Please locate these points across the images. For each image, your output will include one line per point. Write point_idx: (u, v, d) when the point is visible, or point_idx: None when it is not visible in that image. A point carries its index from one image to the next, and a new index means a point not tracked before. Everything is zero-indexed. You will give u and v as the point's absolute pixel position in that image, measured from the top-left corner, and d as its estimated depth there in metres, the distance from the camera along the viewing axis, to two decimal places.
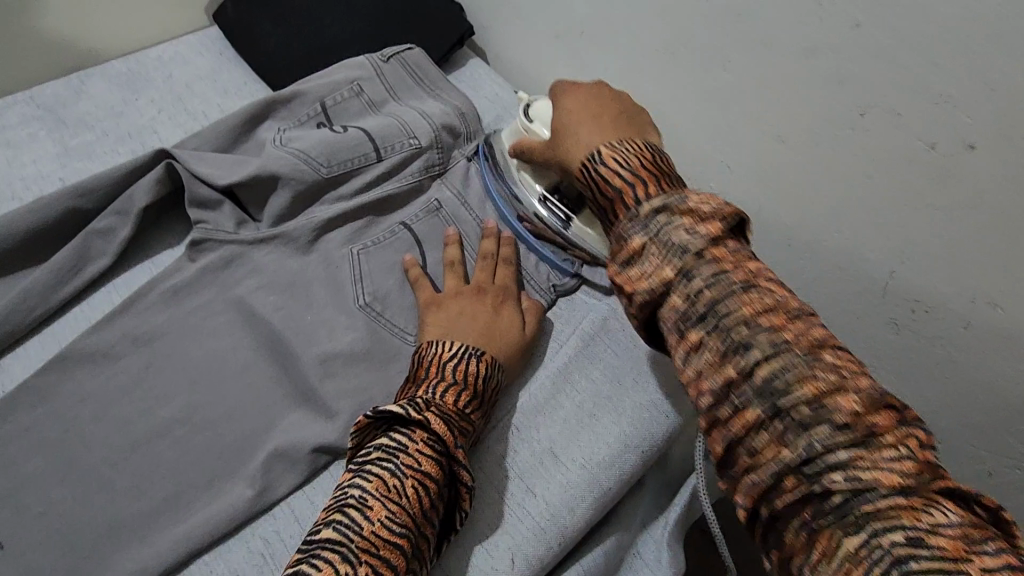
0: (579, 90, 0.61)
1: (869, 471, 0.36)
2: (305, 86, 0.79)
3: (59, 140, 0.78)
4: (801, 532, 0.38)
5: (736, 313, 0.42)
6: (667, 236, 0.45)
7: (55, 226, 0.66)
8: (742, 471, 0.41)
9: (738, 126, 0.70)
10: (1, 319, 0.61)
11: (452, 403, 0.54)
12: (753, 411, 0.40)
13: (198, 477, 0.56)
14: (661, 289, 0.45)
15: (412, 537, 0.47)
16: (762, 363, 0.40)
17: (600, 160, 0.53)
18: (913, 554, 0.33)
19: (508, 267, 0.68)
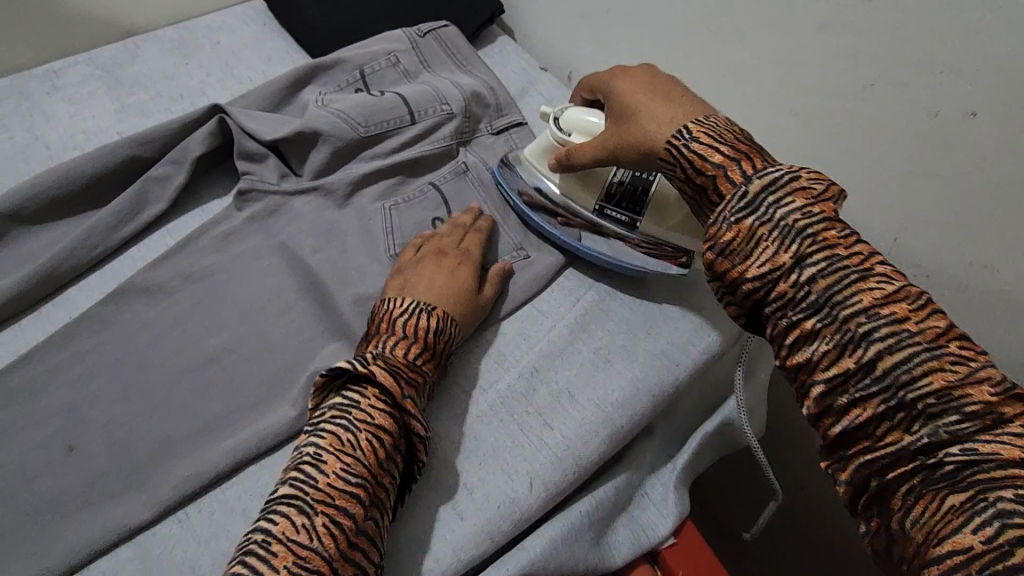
0: (632, 76, 0.62)
1: (992, 446, 0.38)
2: (347, 54, 0.84)
3: (116, 98, 0.84)
4: (877, 452, 0.42)
5: (853, 301, 0.43)
6: (778, 220, 0.45)
7: (116, 171, 0.72)
8: (856, 449, 0.43)
9: (754, 100, 0.74)
10: (68, 253, 0.67)
11: (402, 356, 0.58)
12: (826, 343, 0.43)
13: (245, 398, 0.62)
14: (771, 273, 0.45)
15: (368, 487, 0.49)
16: (837, 297, 0.43)
17: (692, 136, 0.52)
18: (1015, 509, 0.35)
19: (476, 236, 0.71)
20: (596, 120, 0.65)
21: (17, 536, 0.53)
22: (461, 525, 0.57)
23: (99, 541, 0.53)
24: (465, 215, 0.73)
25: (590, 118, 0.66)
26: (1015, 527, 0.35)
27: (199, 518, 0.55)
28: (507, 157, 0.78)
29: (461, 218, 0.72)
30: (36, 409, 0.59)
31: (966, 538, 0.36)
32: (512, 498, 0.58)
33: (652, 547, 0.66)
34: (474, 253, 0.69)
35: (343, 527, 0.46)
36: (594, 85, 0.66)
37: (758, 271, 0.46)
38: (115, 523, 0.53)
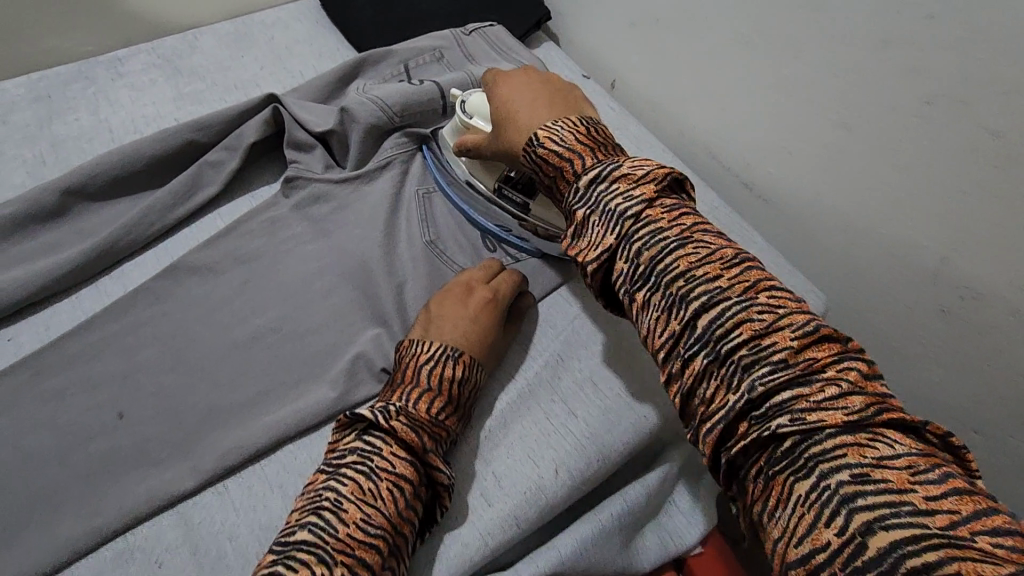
0: (511, 79, 0.63)
1: (816, 413, 0.37)
2: (395, 48, 0.87)
3: (174, 85, 0.88)
4: (714, 423, 0.41)
5: (672, 268, 0.44)
6: (604, 202, 0.48)
7: (174, 155, 0.75)
8: (698, 421, 0.42)
9: (804, 111, 0.73)
10: (126, 230, 0.70)
11: (425, 410, 0.56)
12: (656, 312, 0.45)
13: (287, 376, 0.64)
14: (607, 253, 0.47)
15: (388, 538, 0.49)
16: (660, 265, 0.45)
17: (539, 142, 0.53)
18: (860, 492, 0.34)
19: (510, 278, 0.69)
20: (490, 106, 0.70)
21: (69, 494, 0.55)
22: (488, 513, 0.58)
23: (143, 505, 0.55)
24: (490, 260, 0.71)
25: (488, 107, 0.69)
26: (861, 512, 0.33)
27: (238, 491, 0.57)
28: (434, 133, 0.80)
29: (489, 261, 0.70)
30: (91, 376, 0.62)
31: (823, 533, 0.34)
32: (538, 486, 0.59)
33: (678, 553, 0.66)
34: (501, 291, 0.67)
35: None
36: (484, 78, 0.66)
37: (594, 253, 0.48)
38: (161, 489, 0.55)
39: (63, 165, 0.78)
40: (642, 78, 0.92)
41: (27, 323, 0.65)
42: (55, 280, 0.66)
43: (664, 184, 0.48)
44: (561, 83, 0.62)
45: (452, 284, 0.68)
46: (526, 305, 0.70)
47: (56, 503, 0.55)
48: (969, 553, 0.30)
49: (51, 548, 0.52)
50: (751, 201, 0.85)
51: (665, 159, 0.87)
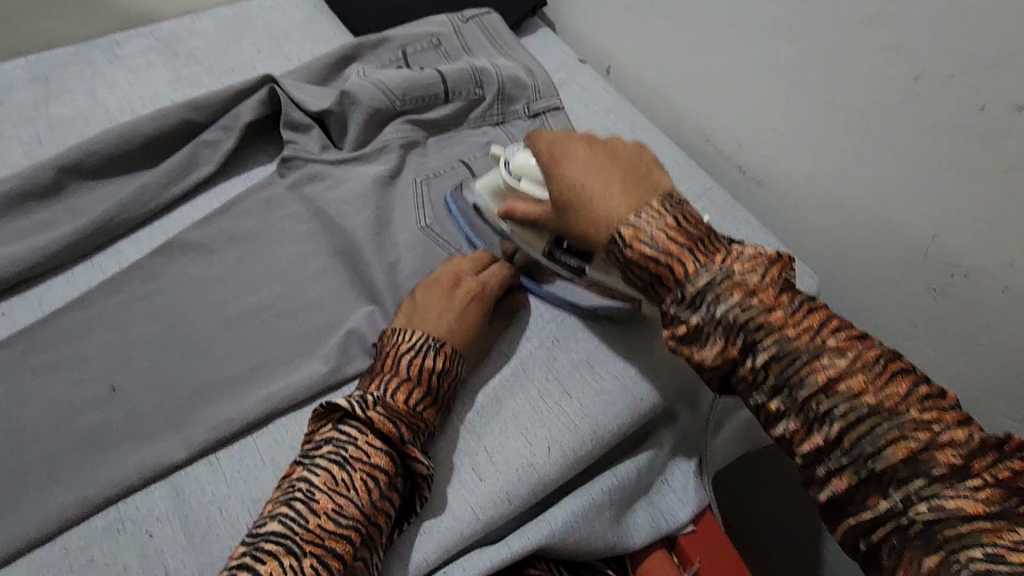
0: (569, 153, 0.57)
1: (955, 502, 0.40)
2: (392, 33, 0.87)
3: (171, 68, 0.88)
4: (858, 517, 0.43)
5: (810, 381, 0.45)
6: (721, 315, 0.47)
7: (170, 134, 0.75)
8: (841, 521, 0.44)
9: (796, 92, 0.73)
10: (122, 207, 0.70)
11: (403, 401, 0.56)
12: (792, 422, 0.45)
13: (279, 353, 0.64)
14: (729, 363, 0.48)
15: (361, 528, 0.50)
16: (794, 376, 0.45)
17: (625, 244, 0.51)
18: (989, 568, 0.37)
19: (500, 270, 0.67)
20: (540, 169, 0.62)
21: (61, 465, 0.55)
22: (480, 487, 0.58)
23: (135, 476, 0.55)
24: (481, 249, 0.70)
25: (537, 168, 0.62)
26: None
27: (229, 464, 0.57)
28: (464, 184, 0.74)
29: (481, 250, 0.69)
30: (84, 350, 0.62)
31: None
32: (529, 462, 0.59)
33: (670, 532, 0.65)
34: (489, 283, 0.66)
35: (333, 567, 0.47)
36: (535, 141, 0.60)
37: (716, 362, 0.48)
38: (153, 460, 0.55)
39: (59, 145, 0.78)
40: (637, 64, 0.92)
41: (21, 298, 0.65)
42: (49, 256, 0.66)
43: (782, 284, 0.49)
44: (626, 156, 0.57)
45: (441, 270, 0.67)
46: (516, 295, 0.69)
47: (47, 475, 0.55)
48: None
49: (42, 518, 0.52)
50: (746, 186, 0.85)
51: (661, 144, 0.87)
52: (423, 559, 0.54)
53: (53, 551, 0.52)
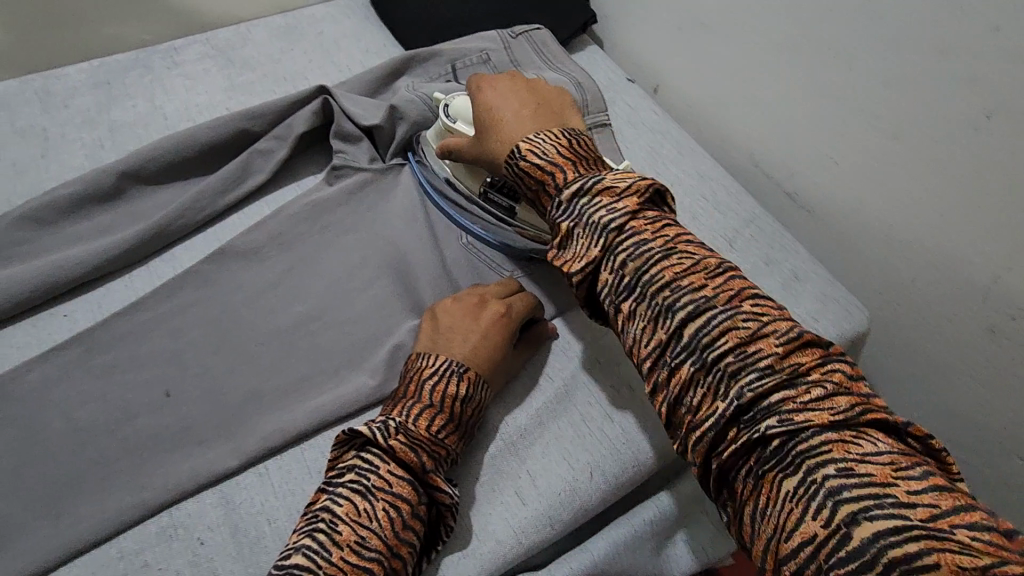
0: (498, 85, 0.66)
1: (802, 414, 0.42)
2: (443, 47, 0.88)
3: (227, 75, 0.90)
4: (702, 428, 0.46)
5: (658, 278, 0.50)
6: (587, 216, 0.53)
7: (227, 142, 0.77)
8: (688, 424, 0.47)
9: (854, 122, 0.72)
10: (180, 214, 0.72)
11: (425, 427, 0.55)
12: (642, 322, 0.50)
13: (327, 364, 0.65)
14: (591, 266, 0.53)
15: (384, 559, 0.49)
16: (644, 276, 0.51)
17: (520, 155, 0.59)
18: (845, 485, 0.38)
19: (524, 297, 0.66)
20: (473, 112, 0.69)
21: (117, 466, 0.57)
22: (523, 511, 0.58)
23: (188, 481, 0.56)
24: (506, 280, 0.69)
25: (470, 108, 0.70)
26: (846, 503, 0.38)
27: (278, 473, 0.58)
28: (415, 139, 0.79)
29: (506, 280, 0.69)
30: (141, 355, 0.63)
31: (811, 527, 0.39)
32: (571, 488, 0.59)
33: (710, 564, 0.64)
34: (514, 308, 0.64)
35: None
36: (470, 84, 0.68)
37: (580, 266, 0.53)
38: (205, 467, 0.57)
39: (120, 151, 0.81)
40: (687, 84, 0.92)
41: (82, 300, 0.68)
42: (110, 260, 0.68)
43: (645, 197, 0.54)
44: (549, 90, 0.67)
45: (465, 293, 0.66)
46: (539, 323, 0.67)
47: (103, 477, 0.56)
48: (944, 543, 0.35)
49: (100, 519, 0.54)
50: (795, 213, 0.83)
51: (708, 168, 0.86)
52: None
53: (110, 552, 0.53)
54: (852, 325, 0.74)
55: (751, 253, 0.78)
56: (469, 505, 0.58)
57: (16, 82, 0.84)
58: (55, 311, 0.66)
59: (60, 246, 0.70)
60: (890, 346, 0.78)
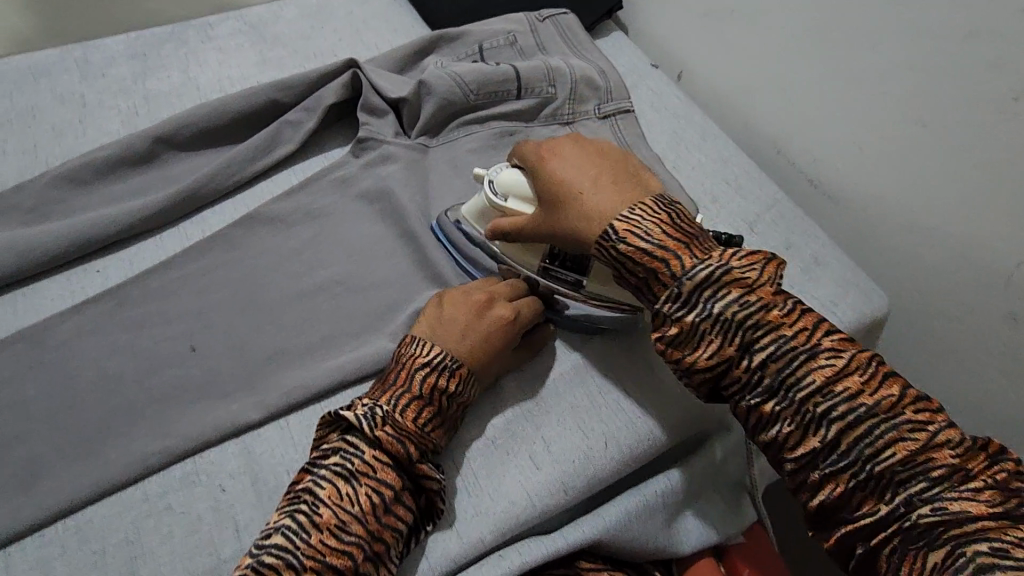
0: (561, 154, 0.61)
1: (958, 504, 0.43)
2: (470, 28, 0.89)
3: (258, 50, 0.92)
4: (856, 522, 0.45)
5: (809, 383, 0.48)
6: (715, 312, 0.50)
7: (257, 111, 0.79)
8: (839, 525, 0.47)
9: (879, 108, 0.72)
10: (210, 179, 0.74)
11: (413, 419, 0.54)
12: (789, 424, 0.48)
13: (348, 326, 0.66)
14: (724, 362, 0.50)
15: (364, 544, 0.48)
16: (793, 380, 0.48)
17: (618, 236, 0.54)
18: (997, 563, 0.40)
19: (530, 301, 0.64)
20: (526, 184, 0.62)
21: (144, 414, 0.59)
22: (536, 475, 0.59)
23: (211, 431, 0.57)
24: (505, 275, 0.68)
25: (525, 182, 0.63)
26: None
27: (297, 428, 0.59)
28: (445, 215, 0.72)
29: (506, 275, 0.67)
30: (169, 310, 0.65)
31: None
32: (584, 456, 0.60)
33: (721, 541, 0.64)
34: (519, 310, 0.63)
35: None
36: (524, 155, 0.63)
37: (708, 362, 0.51)
38: (228, 418, 0.58)
39: (154, 119, 0.83)
40: (712, 72, 0.92)
41: (113, 257, 0.70)
42: (142, 220, 0.70)
43: (775, 286, 0.52)
44: (616, 155, 0.61)
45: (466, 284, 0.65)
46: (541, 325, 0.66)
47: (131, 424, 0.58)
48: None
49: (127, 462, 0.55)
50: (817, 202, 0.83)
51: (731, 154, 0.86)
52: (480, 538, 0.55)
53: (135, 494, 0.55)
54: (872, 311, 0.73)
55: (772, 238, 0.78)
56: (484, 466, 0.59)
57: (57, 50, 0.86)
58: (87, 267, 0.69)
59: (94, 206, 0.72)
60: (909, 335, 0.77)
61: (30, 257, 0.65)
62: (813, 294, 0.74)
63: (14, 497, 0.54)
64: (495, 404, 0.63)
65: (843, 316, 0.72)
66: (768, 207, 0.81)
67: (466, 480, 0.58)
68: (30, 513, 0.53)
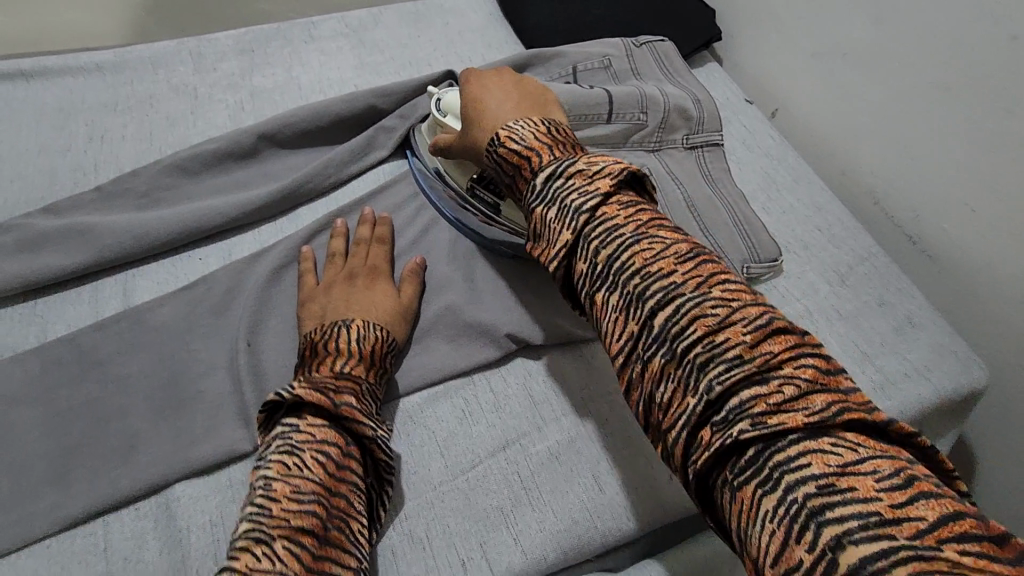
0: (484, 79, 0.66)
1: (777, 416, 0.37)
2: (566, 49, 0.89)
3: (358, 55, 0.95)
4: (678, 431, 0.41)
5: (628, 265, 0.46)
6: (560, 198, 0.51)
7: (357, 116, 0.82)
8: (664, 431, 0.42)
9: (1001, 169, 0.67)
10: (307, 179, 0.77)
11: (329, 369, 0.58)
12: (614, 313, 0.47)
13: (429, 336, 0.68)
14: (564, 253, 0.50)
15: (324, 500, 0.48)
16: (616, 263, 0.47)
17: (498, 143, 0.57)
18: (825, 505, 0.33)
19: (382, 248, 0.71)
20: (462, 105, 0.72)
21: (233, 402, 0.62)
22: (599, 496, 0.60)
23: None
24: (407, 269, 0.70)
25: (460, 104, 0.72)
26: (828, 522, 0.33)
27: None
28: (411, 133, 0.81)
29: (408, 267, 0.70)
30: (262, 303, 0.68)
31: (796, 554, 0.33)
32: (648, 486, 0.61)
33: None
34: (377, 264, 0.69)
35: (306, 545, 0.45)
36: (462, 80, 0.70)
37: (552, 252, 0.51)
38: None
39: (258, 114, 0.87)
40: (811, 109, 0.89)
41: (214, 246, 0.73)
42: (244, 213, 0.74)
43: (617, 179, 0.51)
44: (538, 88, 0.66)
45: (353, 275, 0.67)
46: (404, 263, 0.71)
47: (221, 410, 0.61)
48: (935, 565, 0.30)
49: (218, 448, 0.59)
50: (915, 259, 0.79)
51: (824, 198, 0.83)
52: (542, 556, 0.57)
53: (221, 480, 0.58)
54: (968, 381, 0.70)
55: (864, 292, 0.75)
56: (549, 482, 0.61)
57: (175, 42, 0.91)
58: (190, 254, 0.73)
59: (200, 196, 0.76)
60: (1007, 411, 0.73)
61: (143, 241, 0.70)
62: (905, 358, 0.71)
63: (115, 469, 0.57)
64: (562, 422, 0.65)
65: (937, 385, 0.69)
66: (862, 258, 0.78)
67: (531, 495, 0.60)
68: (129, 485, 0.56)
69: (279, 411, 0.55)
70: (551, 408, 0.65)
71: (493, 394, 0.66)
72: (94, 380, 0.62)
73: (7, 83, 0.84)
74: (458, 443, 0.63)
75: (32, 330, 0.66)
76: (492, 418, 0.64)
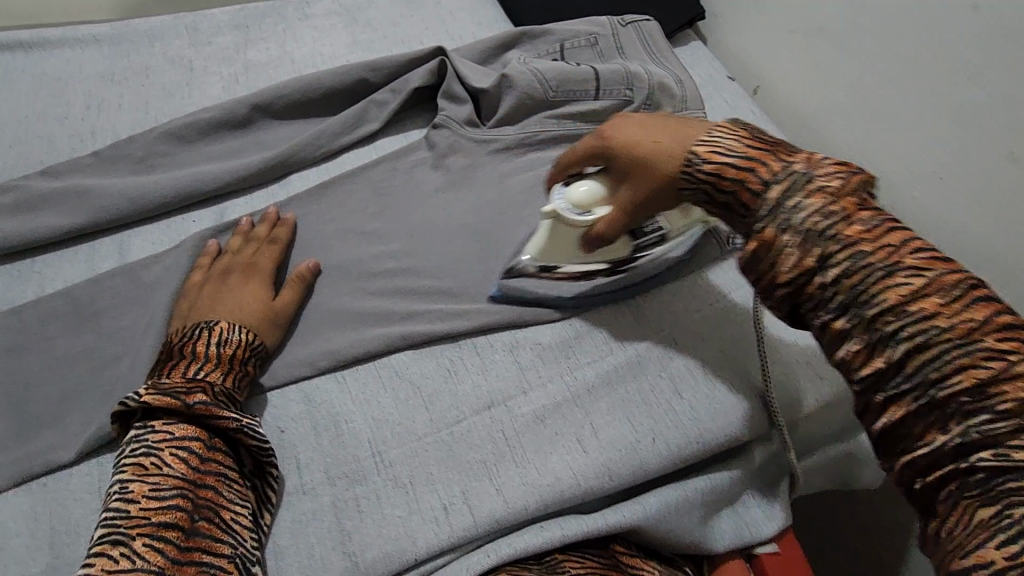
0: (625, 120, 0.56)
1: (1010, 424, 0.38)
2: (554, 27, 0.92)
3: (351, 32, 0.97)
4: (902, 433, 0.41)
5: (911, 317, 0.40)
6: (799, 221, 0.44)
7: (349, 88, 0.84)
8: (894, 440, 0.42)
9: (968, 139, 0.71)
10: (299, 148, 0.79)
11: (180, 375, 0.57)
12: (834, 320, 0.43)
13: (416, 297, 0.71)
14: (801, 275, 0.44)
15: (186, 494, 0.51)
16: (863, 295, 0.42)
17: (700, 159, 0.50)
18: None
19: (274, 248, 0.70)
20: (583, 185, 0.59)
21: None
22: (583, 457, 0.61)
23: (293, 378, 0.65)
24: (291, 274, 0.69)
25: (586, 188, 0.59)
26: None
27: (359, 386, 0.65)
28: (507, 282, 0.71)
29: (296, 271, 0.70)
30: None
31: (990, 553, 0.35)
32: (631, 442, 0.61)
33: (750, 546, 0.64)
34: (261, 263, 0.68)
35: (170, 538, 0.48)
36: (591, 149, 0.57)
37: (786, 274, 0.45)
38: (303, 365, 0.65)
39: (251, 86, 0.89)
40: (792, 88, 0.92)
41: (207, 210, 0.76)
42: (237, 179, 0.76)
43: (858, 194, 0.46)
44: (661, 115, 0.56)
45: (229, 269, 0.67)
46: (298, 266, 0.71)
47: None
48: None
49: None
50: None
51: None
52: (523, 506, 0.58)
53: None
54: None
55: None
56: (532, 441, 0.62)
57: (170, 17, 0.93)
58: (184, 217, 0.75)
59: (195, 162, 0.78)
60: None
61: (137, 203, 0.72)
62: None
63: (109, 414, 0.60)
64: (547, 387, 0.66)
65: None
66: None
67: (515, 452, 0.62)
68: None
69: (131, 419, 0.56)
70: (538, 373, 0.67)
71: (479, 357, 0.68)
72: (89, 331, 0.64)
73: (6, 54, 0.86)
74: (443, 400, 0.65)
75: (30, 285, 0.68)
76: (476, 377, 0.66)
